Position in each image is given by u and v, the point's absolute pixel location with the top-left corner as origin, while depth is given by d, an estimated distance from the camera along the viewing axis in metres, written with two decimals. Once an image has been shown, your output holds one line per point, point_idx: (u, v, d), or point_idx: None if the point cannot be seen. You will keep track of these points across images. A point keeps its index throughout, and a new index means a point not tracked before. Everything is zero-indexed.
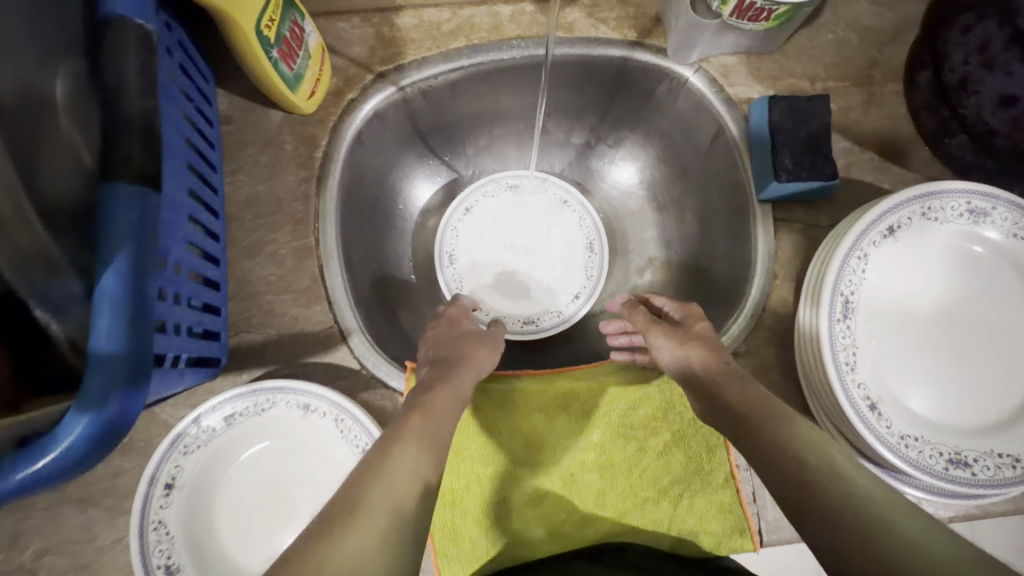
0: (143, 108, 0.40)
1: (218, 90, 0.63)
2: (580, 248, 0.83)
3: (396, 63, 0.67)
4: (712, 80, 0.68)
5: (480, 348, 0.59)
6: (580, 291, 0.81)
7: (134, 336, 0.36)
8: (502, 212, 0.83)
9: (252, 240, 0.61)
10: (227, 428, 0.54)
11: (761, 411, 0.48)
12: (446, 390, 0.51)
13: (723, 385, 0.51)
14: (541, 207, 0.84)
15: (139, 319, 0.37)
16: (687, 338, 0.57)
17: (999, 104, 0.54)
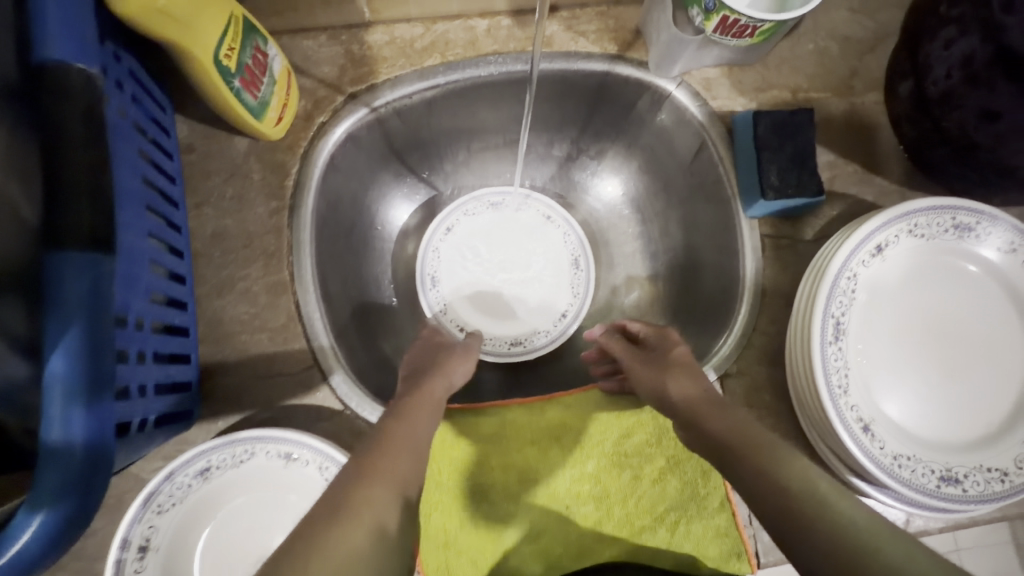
0: (89, 163, 0.38)
1: (177, 118, 0.59)
2: (566, 265, 0.81)
3: (368, 83, 0.64)
4: (694, 94, 0.66)
5: (452, 356, 0.57)
6: (568, 310, 0.79)
7: (90, 426, 0.35)
8: (485, 230, 0.81)
9: (221, 278, 0.58)
10: (203, 482, 0.51)
11: (741, 436, 0.44)
12: (420, 405, 0.48)
13: (700, 410, 0.48)
14: (524, 224, 0.82)
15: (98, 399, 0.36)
16: (665, 365, 0.54)
17: (983, 119, 0.54)
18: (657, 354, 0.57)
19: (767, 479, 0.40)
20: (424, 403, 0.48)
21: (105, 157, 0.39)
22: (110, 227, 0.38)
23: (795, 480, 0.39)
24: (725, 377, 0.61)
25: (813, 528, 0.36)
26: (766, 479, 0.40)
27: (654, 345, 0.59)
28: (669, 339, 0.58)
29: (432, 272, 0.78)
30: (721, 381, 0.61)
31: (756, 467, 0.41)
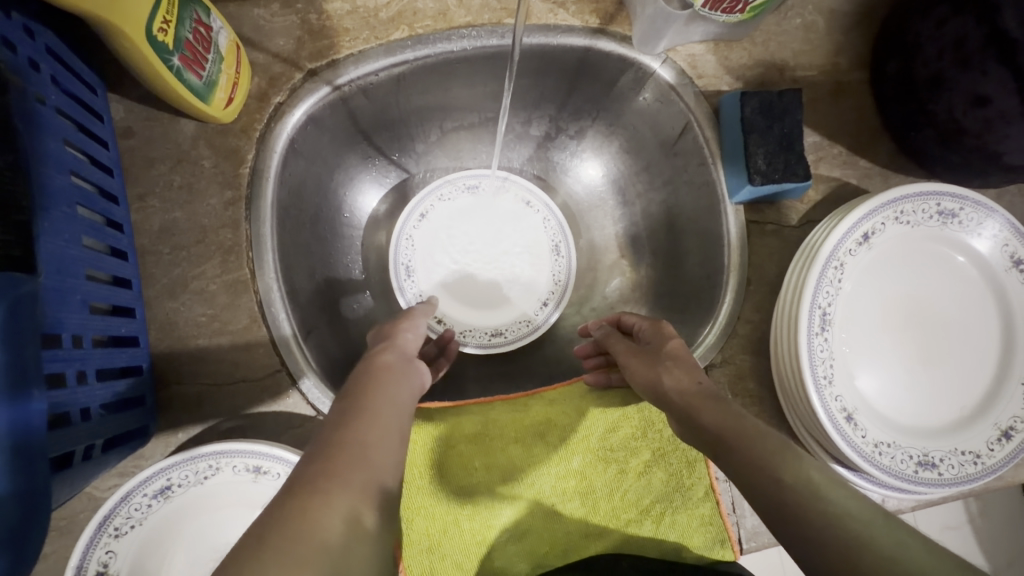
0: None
1: (111, 98, 0.52)
2: (547, 250, 0.78)
3: (328, 59, 0.58)
4: (680, 71, 0.63)
5: (397, 324, 0.50)
6: (549, 297, 0.76)
7: (17, 471, 0.32)
8: (462, 216, 0.77)
9: (173, 277, 0.52)
10: (163, 502, 0.47)
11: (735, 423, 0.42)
12: (382, 374, 0.41)
13: (693, 403, 0.46)
14: (502, 208, 0.78)
15: (27, 439, 0.33)
16: (658, 359, 0.53)
17: (972, 104, 0.52)
18: (651, 348, 0.55)
19: (762, 475, 0.37)
20: (387, 371, 0.41)
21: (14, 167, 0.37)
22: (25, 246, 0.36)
23: (794, 475, 0.36)
24: (710, 367, 0.60)
25: (811, 519, 0.34)
26: (762, 473, 0.38)
27: (649, 339, 0.57)
28: (664, 332, 0.57)
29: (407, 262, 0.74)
30: (707, 371, 0.60)
31: (750, 462, 0.39)
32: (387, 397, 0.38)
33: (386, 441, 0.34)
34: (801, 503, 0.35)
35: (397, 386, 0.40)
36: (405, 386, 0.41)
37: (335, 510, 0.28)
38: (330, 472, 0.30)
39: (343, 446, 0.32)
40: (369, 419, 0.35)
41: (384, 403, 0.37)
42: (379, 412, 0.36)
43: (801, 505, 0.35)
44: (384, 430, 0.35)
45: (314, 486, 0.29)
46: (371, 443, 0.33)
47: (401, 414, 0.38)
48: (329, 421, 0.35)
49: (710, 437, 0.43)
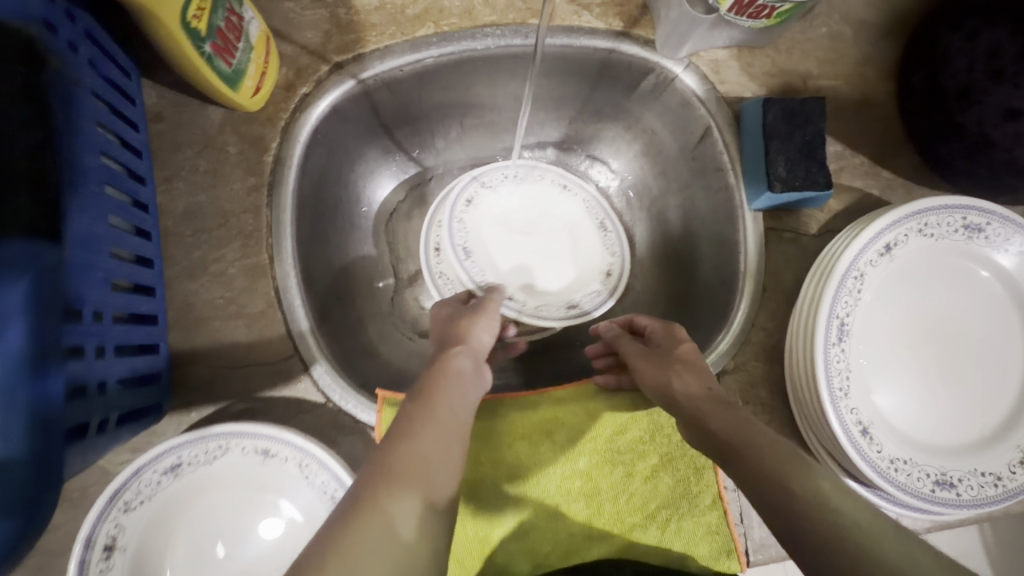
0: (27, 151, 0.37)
1: (143, 83, 0.54)
2: (591, 229, 0.77)
3: (355, 52, 0.59)
4: (702, 77, 0.63)
5: (465, 320, 0.55)
6: (608, 265, 0.76)
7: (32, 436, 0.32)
8: (506, 202, 0.76)
9: (194, 259, 0.54)
10: (174, 479, 0.48)
11: (739, 428, 0.42)
12: (445, 373, 0.46)
13: (705, 410, 0.45)
14: (537, 195, 0.77)
15: (43, 405, 0.33)
16: (668, 362, 0.53)
17: (1004, 117, 0.51)
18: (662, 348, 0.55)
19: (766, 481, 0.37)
20: (448, 370, 0.46)
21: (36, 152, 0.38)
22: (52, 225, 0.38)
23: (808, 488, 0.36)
24: (721, 373, 0.59)
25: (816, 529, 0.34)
26: (769, 479, 0.37)
27: (659, 343, 0.57)
28: (672, 335, 0.57)
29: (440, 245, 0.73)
30: (718, 378, 0.59)
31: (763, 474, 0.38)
32: (449, 403, 0.43)
33: (444, 455, 0.38)
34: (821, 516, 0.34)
35: (459, 388, 0.45)
36: (467, 391, 0.46)
37: (383, 519, 0.33)
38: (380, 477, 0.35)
39: (397, 453, 0.37)
40: (424, 425, 0.40)
41: (441, 409, 0.42)
42: (436, 421, 0.41)
43: (810, 513, 0.35)
44: (440, 438, 0.39)
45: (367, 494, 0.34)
46: (426, 453, 0.38)
47: (458, 419, 0.42)
48: (396, 423, 0.40)
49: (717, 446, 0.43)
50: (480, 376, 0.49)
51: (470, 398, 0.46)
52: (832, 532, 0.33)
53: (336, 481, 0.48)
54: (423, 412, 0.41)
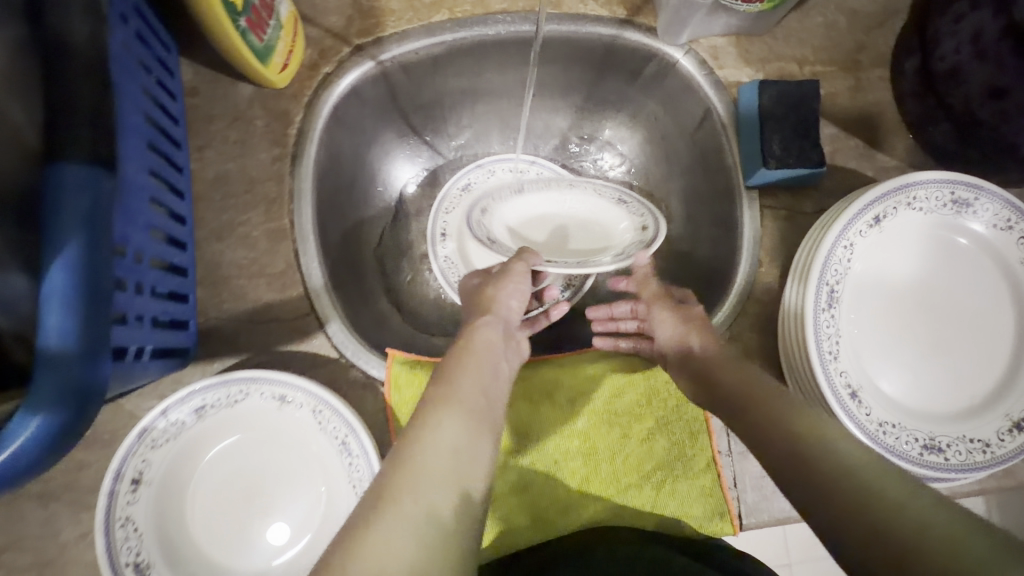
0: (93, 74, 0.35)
1: (181, 60, 0.59)
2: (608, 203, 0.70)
3: (375, 36, 0.63)
4: (701, 62, 0.66)
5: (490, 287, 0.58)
6: (638, 217, 0.67)
7: (90, 335, 0.31)
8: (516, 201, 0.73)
9: (222, 221, 0.58)
10: (198, 420, 0.51)
11: (752, 388, 0.48)
12: (474, 351, 0.51)
13: (719, 367, 0.51)
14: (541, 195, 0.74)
15: (91, 309, 0.32)
16: (688, 320, 0.56)
17: (988, 96, 0.53)
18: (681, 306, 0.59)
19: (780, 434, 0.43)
20: (477, 347, 0.51)
21: (105, 78, 0.36)
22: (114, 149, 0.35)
23: (821, 441, 0.41)
24: None
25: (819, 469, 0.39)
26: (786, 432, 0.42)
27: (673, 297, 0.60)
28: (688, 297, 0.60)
29: (447, 231, 0.76)
30: None
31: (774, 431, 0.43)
32: (475, 378, 0.48)
33: (471, 433, 0.44)
34: (826, 464, 0.38)
35: (486, 364, 0.50)
36: (493, 363, 0.51)
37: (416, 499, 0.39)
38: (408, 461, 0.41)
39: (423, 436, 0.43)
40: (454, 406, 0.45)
41: (469, 387, 0.47)
42: (464, 398, 0.46)
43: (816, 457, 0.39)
44: (466, 417, 0.45)
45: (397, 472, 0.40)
46: (451, 434, 0.43)
47: (489, 396, 0.48)
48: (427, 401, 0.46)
49: (737, 405, 0.48)
50: (512, 345, 0.55)
51: (498, 372, 0.51)
52: (833, 474, 0.37)
53: (347, 427, 0.52)
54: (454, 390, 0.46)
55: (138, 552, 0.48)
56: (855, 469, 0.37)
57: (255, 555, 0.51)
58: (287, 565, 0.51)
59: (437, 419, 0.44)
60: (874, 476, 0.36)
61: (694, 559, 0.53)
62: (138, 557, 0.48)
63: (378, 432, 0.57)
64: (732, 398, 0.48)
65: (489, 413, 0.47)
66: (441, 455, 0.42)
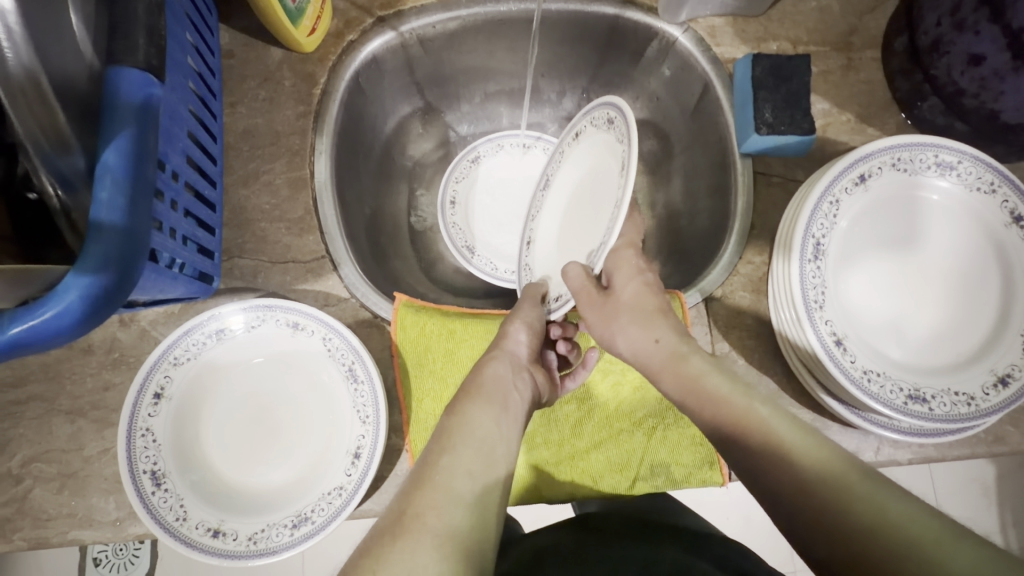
0: (150, 2, 0.41)
1: (220, 26, 0.65)
2: (588, 134, 0.63)
3: (396, 9, 0.69)
4: (699, 40, 0.70)
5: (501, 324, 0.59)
6: (603, 119, 0.60)
7: (136, 212, 0.37)
8: (554, 196, 0.68)
9: (249, 169, 0.63)
10: (217, 343, 0.56)
11: (688, 395, 0.48)
12: (484, 381, 0.52)
13: (657, 373, 0.51)
14: (564, 182, 0.67)
15: (139, 189, 0.37)
16: (614, 315, 0.55)
17: (968, 64, 0.56)
18: (609, 292, 0.56)
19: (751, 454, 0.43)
20: (486, 376, 0.53)
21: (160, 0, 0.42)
22: (162, 60, 0.41)
23: (807, 460, 0.40)
24: (709, 300, 0.65)
25: (784, 482, 0.40)
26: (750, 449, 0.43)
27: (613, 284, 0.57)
28: (619, 255, 0.59)
29: (455, 199, 0.81)
30: (705, 304, 0.64)
31: (757, 457, 0.42)
32: (483, 408, 0.49)
33: (481, 456, 0.45)
34: (822, 489, 0.38)
35: (499, 399, 0.51)
36: (501, 395, 0.51)
37: (428, 509, 0.40)
38: (417, 481, 0.43)
39: (433, 466, 0.44)
40: (457, 431, 0.47)
41: (473, 411, 0.49)
42: (475, 427, 0.47)
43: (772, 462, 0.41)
44: (472, 443, 0.46)
45: (408, 491, 0.42)
46: (462, 452, 0.45)
47: (499, 426, 0.49)
48: (434, 434, 0.48)
49: (719, 441, 0.46)
50: (522, 377, 0.55)
51: (509, 406, 0.51)
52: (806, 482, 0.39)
53: (353, 353, 0.55)
54: (461, 414, 0.49)
55: (155, 461, 0.51)
56: (836, 487, 0.38)
57: (260, 475, 0.54)
58: (292, 486, 0.54)
59: (449, 447, 0.45)
60: (863, 493, 0.37)
61: (684, 545, 0.56)
62: (155, 465, 0.51)
63: (382, 369, 0.60)
64: (714, 438, 0.46)
65: (501, 444, 0.48)
66: (457, 476, 0.43)
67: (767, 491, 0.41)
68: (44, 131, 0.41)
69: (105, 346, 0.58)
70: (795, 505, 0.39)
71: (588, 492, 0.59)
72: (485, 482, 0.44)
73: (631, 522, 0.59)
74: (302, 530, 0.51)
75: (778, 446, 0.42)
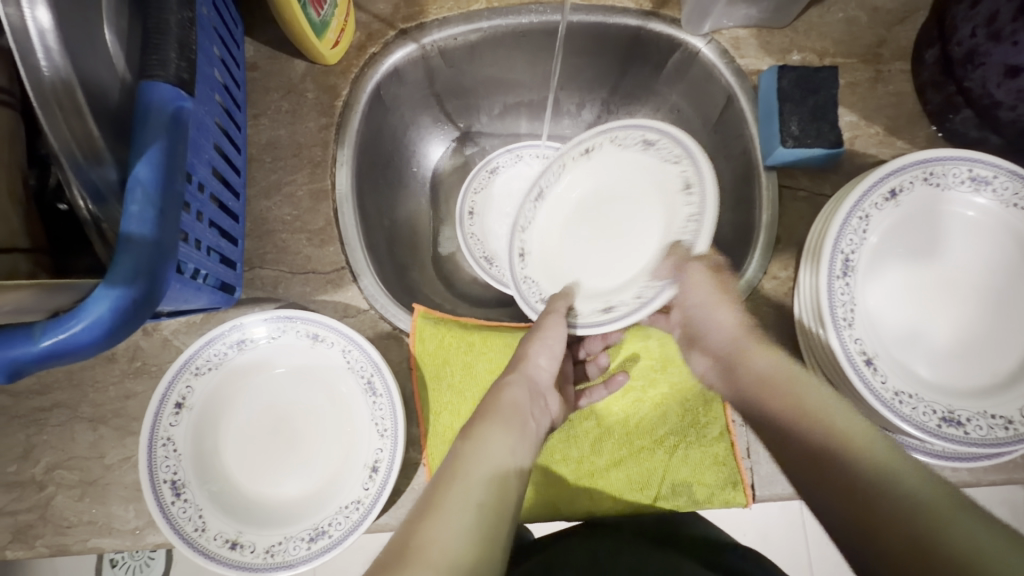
0: (182, 17, 0.42)
1: (245, 39, 0.66)
2: (603, 151, 0.63)
3: (417, 21, 0.69)
4: (723, 51, 0.69)
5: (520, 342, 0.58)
6: (632, 138, 0.61)
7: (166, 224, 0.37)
8: (554, 212, 0.66)
9: (271, 181, 0.63)
10: (238, 354, 0.56)
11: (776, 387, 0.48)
12: (503, 404, 0.52)
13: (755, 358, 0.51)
14: (566, 199, 0.65)
15: (170, 203, 0.38)
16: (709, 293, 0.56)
17: (1005, 75, 0.55)
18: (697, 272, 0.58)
19: (814, 457, 0.41)
20: (505, 401, 0.52)
21: (191, 15, 0.43)
22: (192, 74, 0.42)
23: (874, 461, 0.38)
24: None
25: (848, 484, 0.38)
26: (815, 453, 0.41)
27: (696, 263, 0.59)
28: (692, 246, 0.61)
29: (474, 210, 0.82)
30: None
31: (819, 461, 0.41)
32: (498, 435, 0.49)
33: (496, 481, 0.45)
34: (888, 497, 0.36)
35: (515, 426, 0.50)
36: (518, 422, 0.51)
37: (439, 527, 0.40)
38: (432, 499, 0.42)
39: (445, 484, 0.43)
40: (472, 455, 0.46)
41: (491, 434, 0.48)
42: (493, 453, 0.47)
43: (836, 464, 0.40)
44: (486, 468, 0.45)
45: (424, 507, 0.42)
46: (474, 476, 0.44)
47: (515, 452, 0.48)
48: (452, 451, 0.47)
49: (784, 445, 0.44)
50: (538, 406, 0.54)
51: (527, 432, 0.51)
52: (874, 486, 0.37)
53: (372, 366, 0.55)
54: (477, 436, 0.48)
55: (175, 470, 0.51)
56: (923, 513, 0.35)
57: (274, 487, 0.54)
58: (308, 498, 0.53)
59: (463, 470, 0.45)
60: (933, 505, 0.35)
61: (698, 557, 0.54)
62: (174, 475, 0.51)
63: (401, 381, 0.59)
64: (780, 440, 0.45)
65: (515, 467, 0.47)
66: (469, 498, 0.42)
67: (826, 495, 0.40)
68: (78, 144, 0.41)
69: (128, 355, 0.59)
70: (856, 508, 0.37)
71: (606, 509, 0.58)
72: (497, 506, 0.43)
73: (645, 530, 0.57)
74: (319, 544, 0.50)
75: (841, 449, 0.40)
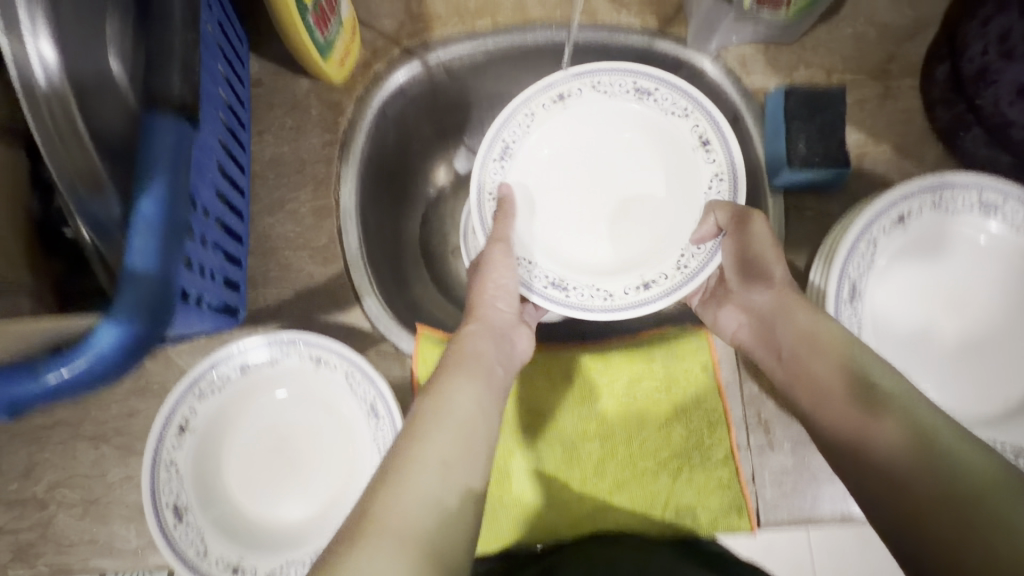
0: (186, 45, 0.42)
1: (250, 55, 0.66)
2: (590, 101, 0.62)
3: (422, 38, 0.69)
4: (729, 69, 0.69)
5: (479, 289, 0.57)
6: (624, 86, 0.61)
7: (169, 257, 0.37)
8: (538, 167, 0.64)
9: (275, 198, 0.63)
10: (241, 376, 0.55)
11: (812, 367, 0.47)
12: (464, 358, 0.51)
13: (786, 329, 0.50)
14: (550, 153, 0.64)
15: (174, 234, 0.38)
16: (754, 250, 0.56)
17: (1017, 95, 0.54)
18: None
19: (863, 450, 0.42)
20: (467, 353, 0.51)
21: (196, 44, 0.43)
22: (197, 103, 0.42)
23: (936, 449, 0.38)
24: None
25: (902, 473, 0.39)
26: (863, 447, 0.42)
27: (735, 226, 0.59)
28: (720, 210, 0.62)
29: None
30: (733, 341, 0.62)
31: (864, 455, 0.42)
32: (459, 389, 0.48)
33: (458, 441, 0.44)
34: (948, 482, 0.37)
35: (477, 377, 0.49)
36: (482, 369, 0.50)
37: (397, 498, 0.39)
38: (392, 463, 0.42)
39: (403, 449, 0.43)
40: (432, 415, 0.45)
41: (450, 391, 0.47)
42: (453, 409, 0.46)
43: (893, 456, 0.40)
44: (445, 427, 0.44)
45: (381, 475, 0.41)
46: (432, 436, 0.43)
47: (481, 408, 0.47)
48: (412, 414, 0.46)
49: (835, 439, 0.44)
50: (502, 352, 0.54)
51: (491, 379, 0.51)
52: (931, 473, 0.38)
53: (375, 390, 0.54)
54: (435, 393, 0.47)
55: (177, 493, 0.51)
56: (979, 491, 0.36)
57: (276, 509, 0.54)
58: (311, 522, 0.54)
59: (423, 434, 0.44)
60: (993, 489, 0.35)
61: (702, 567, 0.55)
62: (177, 498, 0.51)
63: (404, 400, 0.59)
64: (831, 437, 0.45)
65: (478, 421, 0.46)
66: (429, 466, 0.42)
67: (877, 487, 0.40)
68: (79, 175, 0.40)
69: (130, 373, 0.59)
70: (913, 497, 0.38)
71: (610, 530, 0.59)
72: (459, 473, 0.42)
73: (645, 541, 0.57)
74: None
75: (895, 442, 0.40)
